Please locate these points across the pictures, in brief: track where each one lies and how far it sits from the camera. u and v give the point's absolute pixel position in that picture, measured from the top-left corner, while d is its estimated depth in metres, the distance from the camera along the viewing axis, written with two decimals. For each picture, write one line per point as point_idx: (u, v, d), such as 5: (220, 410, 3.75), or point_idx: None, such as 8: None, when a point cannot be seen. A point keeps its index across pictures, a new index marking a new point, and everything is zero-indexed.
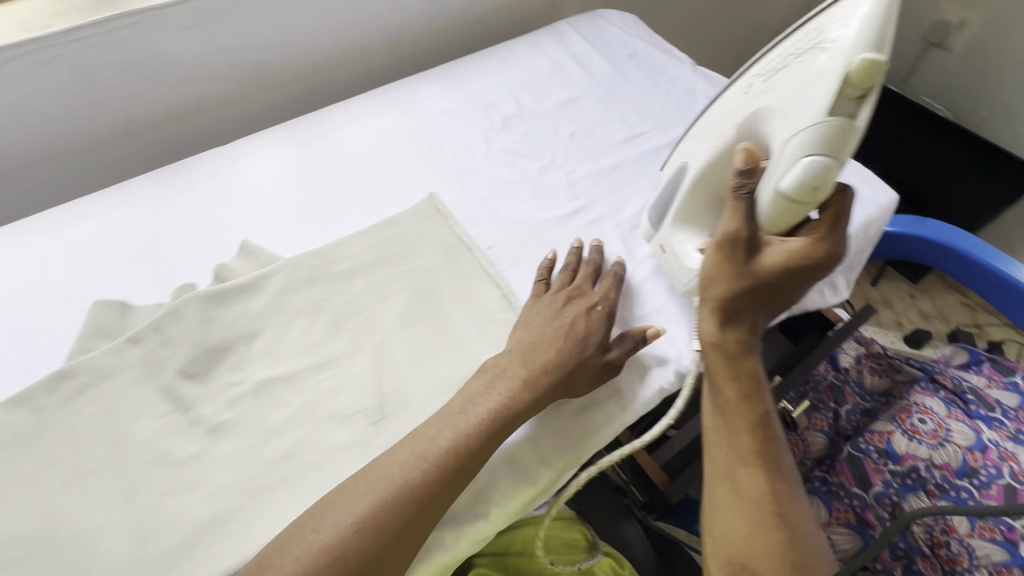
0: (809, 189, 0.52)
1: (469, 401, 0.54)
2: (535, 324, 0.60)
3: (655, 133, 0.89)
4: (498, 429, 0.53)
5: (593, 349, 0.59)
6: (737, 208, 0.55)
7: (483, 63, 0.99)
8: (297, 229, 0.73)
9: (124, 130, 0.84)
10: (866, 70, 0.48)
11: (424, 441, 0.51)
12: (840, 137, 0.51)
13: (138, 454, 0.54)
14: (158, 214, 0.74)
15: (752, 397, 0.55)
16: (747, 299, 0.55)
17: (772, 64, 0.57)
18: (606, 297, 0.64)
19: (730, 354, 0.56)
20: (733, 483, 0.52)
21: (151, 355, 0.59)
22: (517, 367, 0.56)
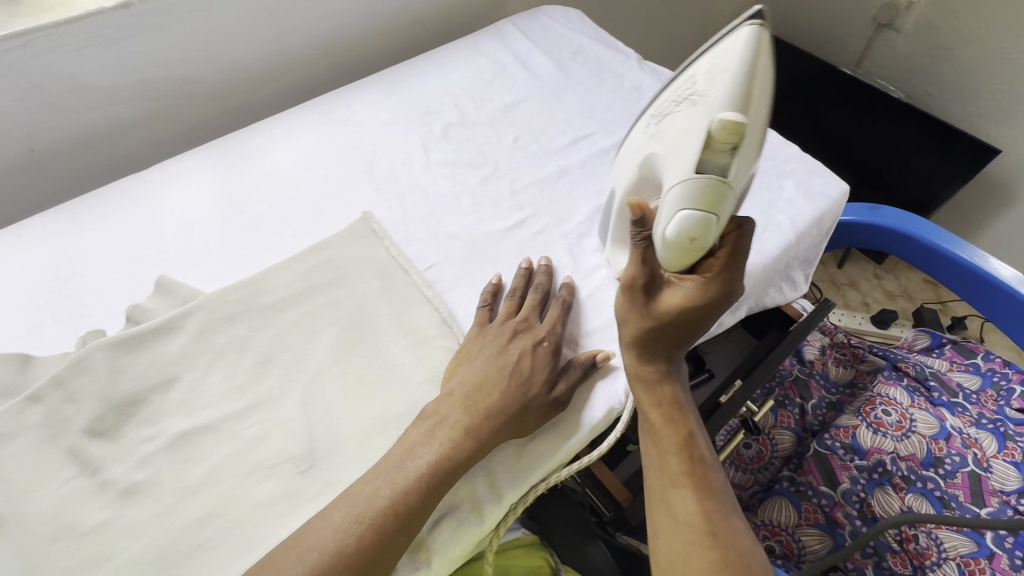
0: (684, 243, 0.46)
1: (408, 456, 0.50)
2: (477, 363, 0.56)
3: (602, 134, 0.85)
4: (440, 484, 0.50)
5: (538, 388, 0.55)
6: (635, 254, 0.53)
7: (421, 68, 0.95)
8: (221, 260, 0.68)
9: (29, 160, 0.77)
10: (729, 128, 0.42)
11: (360, 501, 0.48)
12: (712, 196, 0.44)
13: (38, 528, 0.48)
14: (68, 251, 0.68)
15: (677, 420, 0.55)
16: (656, 336, 0.55)
17: (662, 107, 0.51)
18: (553, 329, 0.60)
19: (651, 380, 0.56)
20: (667, 505, 0.52)
21: (53, 415, 0.54)
22: (457, 414, 0.52)
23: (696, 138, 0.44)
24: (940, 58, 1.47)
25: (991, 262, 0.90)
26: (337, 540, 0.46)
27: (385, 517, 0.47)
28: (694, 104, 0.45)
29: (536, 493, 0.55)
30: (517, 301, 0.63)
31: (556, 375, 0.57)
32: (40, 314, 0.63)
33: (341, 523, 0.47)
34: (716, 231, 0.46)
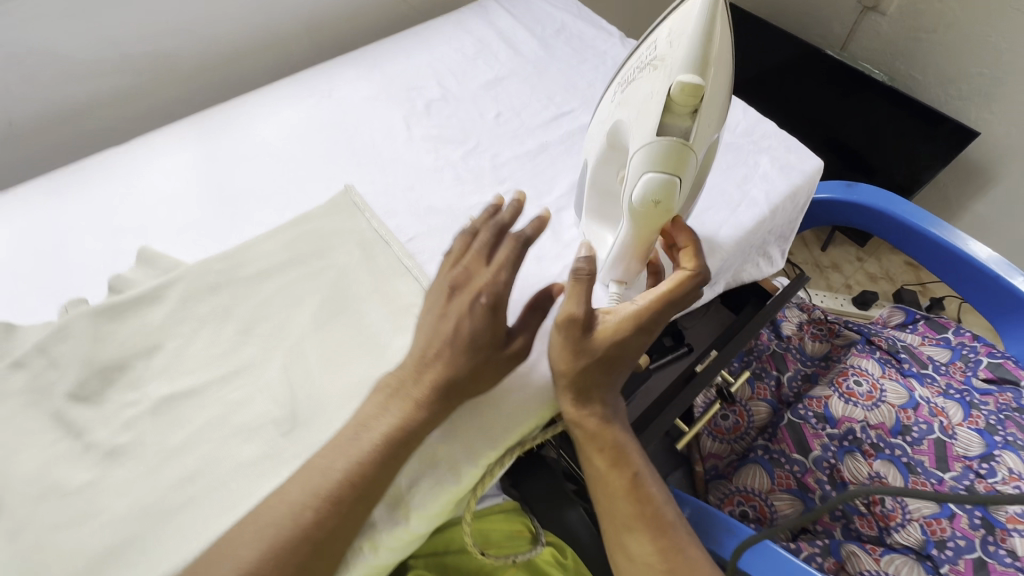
0: (650, 206, 0.47)
1: (362, 429, 0.51)
2: (423, 327, 0.56)
3: (583, 110, 0.86)
4: (399, 450, 0.51)
5: (481, 352, 0.55)
6: (576, 291, 0.55)
7: (404, 45, 0.95)
8: (202, 232, 0.69)
9: (7, 133, 0.77)
10: (688, 93, 0.42)
11: (315, 474, 0.49)
12: (675, 157, 0.44)
13: (23, 488, 0.50)
14: (49, 222, 0.68)
15: (620, 464, 0.58)
16: (591, 380, 0.57)
17: (625, 75, 0.50)
18: (495, 279, 0.56)
19: (591, 426, 0.58)
20: (624, 549, 0.57)
21: (37, 380, 0.55)
22: (412, 387, 0.53)
23: (657, 103, 0.44)
24: (921, 41, 1.48)
25: (961, 237, 0.92)
26: (294, 514, 0.47)
27: (343, 488, 0.49)
28: (656, 71, 0.45)
29: (513, 456, 0.57)
30: (469, 245, 0.59)
31: (501, 329, 0.56)
32: (21, 284, 0.63)
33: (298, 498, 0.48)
34: (680, 196, 0.47)
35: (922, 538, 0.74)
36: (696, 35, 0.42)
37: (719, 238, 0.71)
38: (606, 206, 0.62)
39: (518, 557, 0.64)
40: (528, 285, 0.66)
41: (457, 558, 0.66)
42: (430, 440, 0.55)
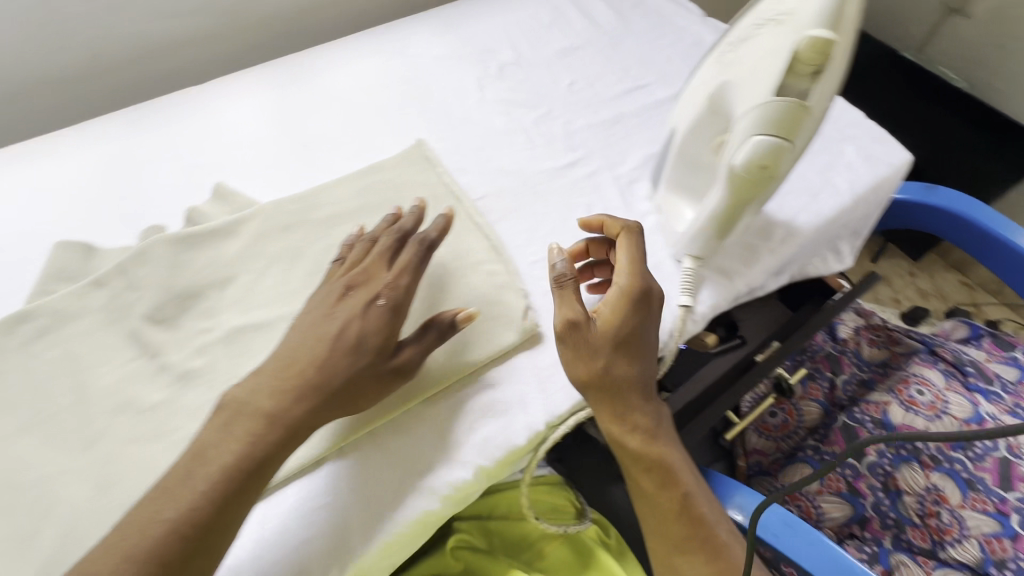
0: (754, 170, 0.45)
1: (197, 462, 0.42)
2: (302, 327, 0.49)
3: (660, 85, 0.84)
4: (240, 488, 0.42)
5: (372, 357, 0.48)
6: (564, 297, 0.52)
7: (479, 7, 0.93)
8: (276, 174, 0.69)
9: (92, 65, 0.78)
10: (817, 48, 0.40)
11: (132, 533, 0.39)
12: (791, 119, 0.43)
13: (100, 400, 0.51)
14: (130, 153, 0.70)
15: (669, 484, 0.55)
16: (617, 395, 0.53)
17: (740, 34, 0.48)
18: (397, 283, 0.51)
19: (635, 446, 0.54)
20: (673, 567, 0.55)
21: (115, 300, 0.56)
22: (264, 400, 0.45)
23: (779, 61, 0.43)
24: (1004, 48, 1.40)
25: None
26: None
27: (173, 542, 0.39)
28: (780, 26, 0.44)
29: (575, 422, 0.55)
30: (369, 250, 0.54)
31: (395, 333, 0.50)
32: (101, 208, 0.64)
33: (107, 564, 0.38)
34: (788, 160, 0.45)
35: (980, 556, 0.71)
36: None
37: (798, 224, 0.68)
38: (690, 175, 0.60)
39: (568, 528, 0.62)
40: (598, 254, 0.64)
41: (501, 524, 0.65)
42: (496, 394, 0.54)
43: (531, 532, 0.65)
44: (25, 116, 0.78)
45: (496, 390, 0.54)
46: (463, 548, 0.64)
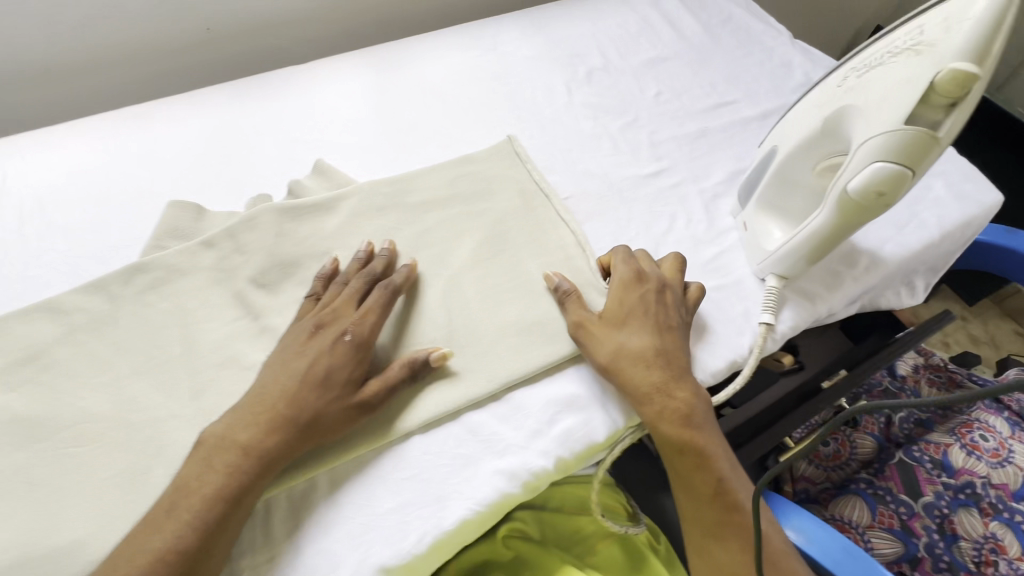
0: (871, 196, 0.46)
1: (181, 493, 0.43)
2: (273, 367, 0.49)
3: (747, 103, 0.84)
4: (217, 522, 0.42)
5: (337, 390, 0.48)
6: (568, 304, 0.57)
7: (569, 12, 0.95)
8: (373, 157, 0.72)
9: (204, 38, 0.82)
10: (957, 81, 0.41)
11: (122, 561, 0.40)
12: (918, 148, 0.44)
13: (207, 352, 0.54)
14: (236, 124, 0.73)
15: (704, 468, 0.52)
16: (634, 374, 0.53)
17: (869, 59, 0.49)
18: (362, 323, 0.51)
19: (665, 426, 0.52)
20: (710, 556, 0.52)
21: (224, 261, 0.59)
22: (239, 433, 0.45)
23: (913, 90, 0.43)
24: None
25: None
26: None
27: (159, 571, 0.40)
28: (916, 56, 0.44)
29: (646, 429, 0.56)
30: (339, 293, 0.54)
31: (359, 371, 0.50)
32: (210, 173, 0.68)
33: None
34: (906, 188, 0.47)
35: None
36: (983, 22, 0.41)
37: (884, 254, 0.68)
38: (784, 195, 0.60)
39: (630, 530, 0.61)
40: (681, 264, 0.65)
41: (555, 516, 0.65)
42: (580, 391, 0.55)
43: (586, 526, 0.64)
44: (138, 80, 0.83)
45: (578, 385, 0.56)
46: (515, 537, 0.62)
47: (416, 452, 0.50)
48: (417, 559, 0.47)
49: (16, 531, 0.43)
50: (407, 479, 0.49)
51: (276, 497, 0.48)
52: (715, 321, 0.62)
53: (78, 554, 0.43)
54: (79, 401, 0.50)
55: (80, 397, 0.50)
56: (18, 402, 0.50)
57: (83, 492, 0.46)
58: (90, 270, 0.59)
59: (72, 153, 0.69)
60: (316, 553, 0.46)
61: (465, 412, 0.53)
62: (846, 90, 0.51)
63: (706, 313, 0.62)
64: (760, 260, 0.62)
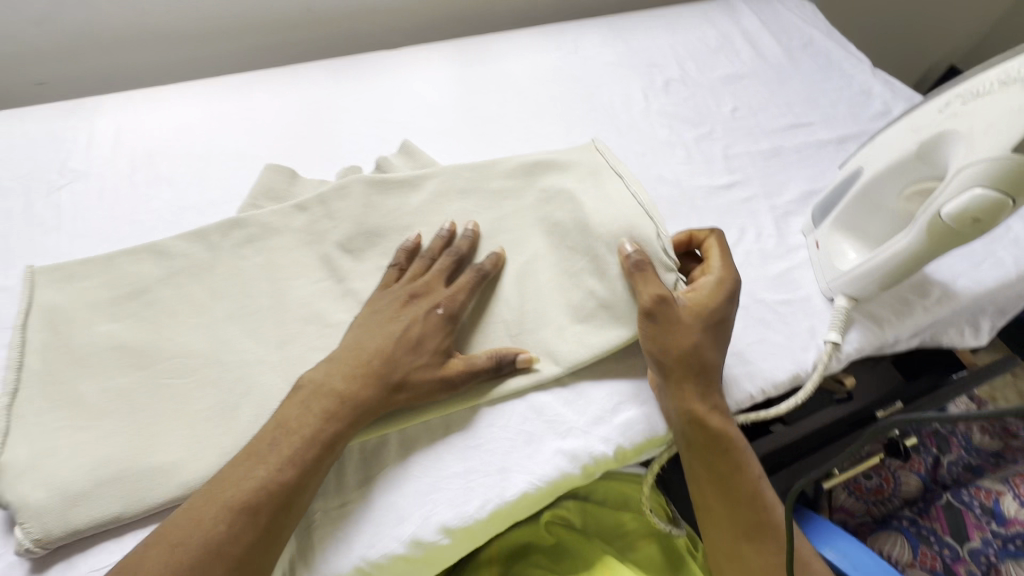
0: (967, 222, 0.50)
1: (282, 431, 0.45)
2: (370, 329, 0.51)
3: (822, 127, 0.84)
4: (315, 462, 0.45)
5: (428, 357, 0.50)
6: (643, 278, 0.53)
7: (650, 23, 0.97)
8: (455, 143, 0.74)
9: (303, 18, 0.87)
10: None
11: (228, 485, 0.42)
12: (1021, 178, 0.47)
13: (294, 307, 0.57)
14: (330, 100, 0.77)
15: (743, 468, 0.53)
16: (702, 372, 0.53)
17: (979, 86, 0.52)
18: (453, 298, 0.54)
19: (715, 424, 0.53)
20: (741, 557, 0.52)
21: (314, 225, 0.61)
22: (337, 381, 0.48)
23: None
24: None
25: None
26: (208, 524, 0.40)
27: (263, 498, 0.42)
28: None
29: None
30: (427, 268, 0.57)
31: (447, 344, 0.52)
32: (304, 143, 0.72)
33: (208, 507, 0.41)
34: (1002, 216, 0.50)
35: None
36: None
37: (957, 288, 0.67)
38: (865, 217, 0.62)
39: (673, 530, 0.61)
40: (748, 275, 0.66)
41: (598, 508, 0.66)
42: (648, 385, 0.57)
43: (628, 522, 0.65)
44: (238, 51, 0.88)
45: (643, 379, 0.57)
46: (557, 524, 0.64)
47: (483, 424, 0.52)
48: (477, 524, 0.49)
49: (116, 447, 0.47)
50: (474, 448, 0.51)
51: (351, 447, 0.50)
52: (780, 334, 0.62)
53: (172, 476, 0.46)
54: (177, 337, 0.54)
55: (179, 333, 0.54)
56: (124, 332, 0.53)
57: (178, 420, 0.49)
58: (191, 221, 0.63)
59: (179, 111, 0.73)
60: (385, 506, 0.48)
61: (530, 392, 0.54)
62: (949, 116, 0.53)
63: (772, 325, 0.63)
64: (831, 278, 0.63)
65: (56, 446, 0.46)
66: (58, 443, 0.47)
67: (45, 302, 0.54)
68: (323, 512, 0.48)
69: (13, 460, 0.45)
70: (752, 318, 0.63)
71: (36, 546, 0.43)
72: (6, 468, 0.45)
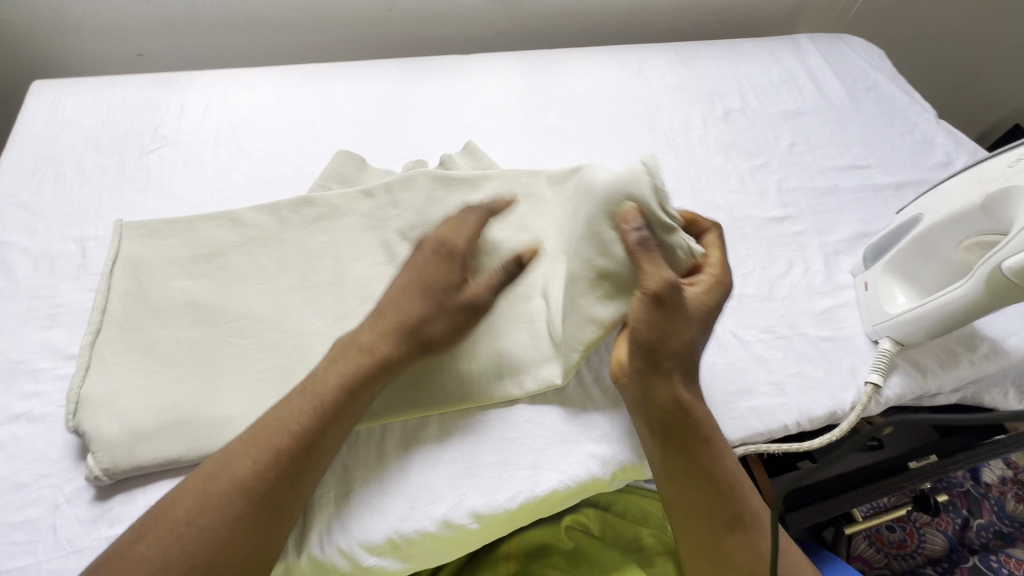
0: None
1: (307, 384, 0.48)
2: (390, 288, 0.53)
3: (880, 171, 0.84)
4: (334, 414, 0.47)
5: (424, 302, 0.51)
6: (651, 259, 0.49)
7: (715, 51, 0.98)
8: (516, 149, 0.77)
9: (383, 18, 0.91)
10: None
11: (259, 429, 0.45)
12: None
13: (352, 286, 0.59)
14: (401, 96, 0.80)
15: (726, 459, 0.51)
16: (689, 363, 0.52)
17: None
18: (462, 249, 0.54)
19: (699, 410, 0.51)
20: (725, 552, 0.49)
21: (377, 211, 0.64)
22: (360, 338, 0.50)
23: None
24: None
25: None
26: (240, 463, 0.43)
27: (288, 443, 0.45)
28: None
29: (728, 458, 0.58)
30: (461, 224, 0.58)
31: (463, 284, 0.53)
32: (375, 134, 0.75)
33: (239, 445, 0.45)
34: None
35: None
36: None
37: (1007, 346, 0.66)
38: (919, 264, 0.62)
39: None
40: (793, 309, 0.67)
41: (617, 520, 0.66)
42: None
43: (646, 540, 0.64)
44: (319, 42, 0.93)
45: None
46: (576, 529, 0.65)
47: (520, 418, 0.54)
48: (505, 514, 0.50)
49: (182, 395, 0.50)
50: (509, 440, 0.53)
51: (393, 424, 0.53)
52: (821, 370, 0.62)
53: (230, 428, 0.49)
54: (243, 301, 0.57)
55: (246, 297, 0.57)
56: (197, 290, 0.57)
57: (239, 378, 0.52)
58: (265, 195, 0.67)
59: (262, 92, 0.78)
60: (420, 483, 0.50)
61: (568, 394, 0.56)
62: (1019, 172, 0.54)
63: (813, 360, 0.63)
64: (876, 320, 0.64)
65: (130, 386, 0.50)
66: (131, 384, 0.50)
67: (130, 254, 0.59)
68: (359, 480, 0.50)
69: (93, 393, 0.49)
70: (792, 350, 0.63)
71: (104, 475, 0.47)
72: (86, 401, 0.49)
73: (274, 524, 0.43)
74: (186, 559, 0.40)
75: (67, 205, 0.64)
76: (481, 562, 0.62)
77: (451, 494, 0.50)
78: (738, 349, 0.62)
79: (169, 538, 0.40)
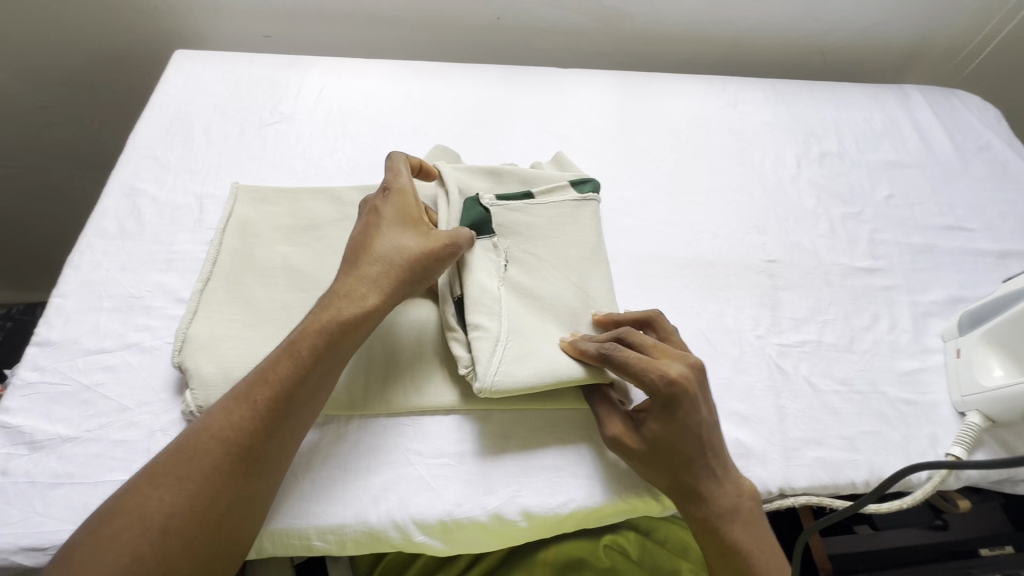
0: None
1: (289, 341, 0.48)
2: (364, 231, 0.53)
3: (985, 235, 0.79)
4: (311, 374, 0.47)
5: (388, 248, 0.52)
6: (609, 414, 0.52)
7: (816, 91, 0.95)
8: (604, 165, 0.78)
9: (491, 25, 0.95)
10: None
11: (250, 384, 0.46)
12: None
13: None
14: (500, 101, 0.83)
15: (743, 542, 0.49)
16: (686, 481, 0.49)
17: None
18: (405, 194, 0.55)
19: (726, 504, 0.50)
20: None
21: None
22: (343, 293, 0.50)
23: None
24: None
25: None
26: (230, 418, 0.45)
27: (270, 403, 0.45)
28: None
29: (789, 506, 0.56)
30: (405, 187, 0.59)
31: (428, 224, 0.54)
32: (471, 135, 0.79)
33: (221, 400, 0.46)
34: None
35: None
36: None
37: None
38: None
39: None
40: (873, 365, 0.64)
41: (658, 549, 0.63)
42: (748, 440, 0.57)
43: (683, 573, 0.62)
44: (426, 43, 0.98)
45: (742, 433, 0.57)
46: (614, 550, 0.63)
47: (579, 426, 0.55)
48: (557, 517, 0.51)
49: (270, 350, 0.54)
50: (568, 446, 0.54)
51: (456, 415, 0.54)
52: (897, 434, 0.60)
53: None
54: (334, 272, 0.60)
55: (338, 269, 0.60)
56: (296, 256, 0.61)
57: None
58: (365, 178, 0.72)
59: (371, 81, 0.82)
60: (479, 472, 0.52)
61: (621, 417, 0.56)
62: None
63: (890, 421, 0.60)
64: (966, 391, 0.61)
65: (228, 335, 0.54)
66: (229, 332, 0.54)
67: (240, 215, 0.63)
68: (417, 457, 0.52)
69: (196, 335, 0.54)
70: (868, 407, 0.61)
71: (197, 411, 0.51)
72: (191, 341, 0.53)
73: (255, 474, 0.44)
74: (164, 508, 0.41)
75: (193, 163, 0.70)
76: (518, 562, 0.62)
77: (508, 495, 0.51)
78: (809, 397, 0.61)
79: (148, 486, 0.42)
